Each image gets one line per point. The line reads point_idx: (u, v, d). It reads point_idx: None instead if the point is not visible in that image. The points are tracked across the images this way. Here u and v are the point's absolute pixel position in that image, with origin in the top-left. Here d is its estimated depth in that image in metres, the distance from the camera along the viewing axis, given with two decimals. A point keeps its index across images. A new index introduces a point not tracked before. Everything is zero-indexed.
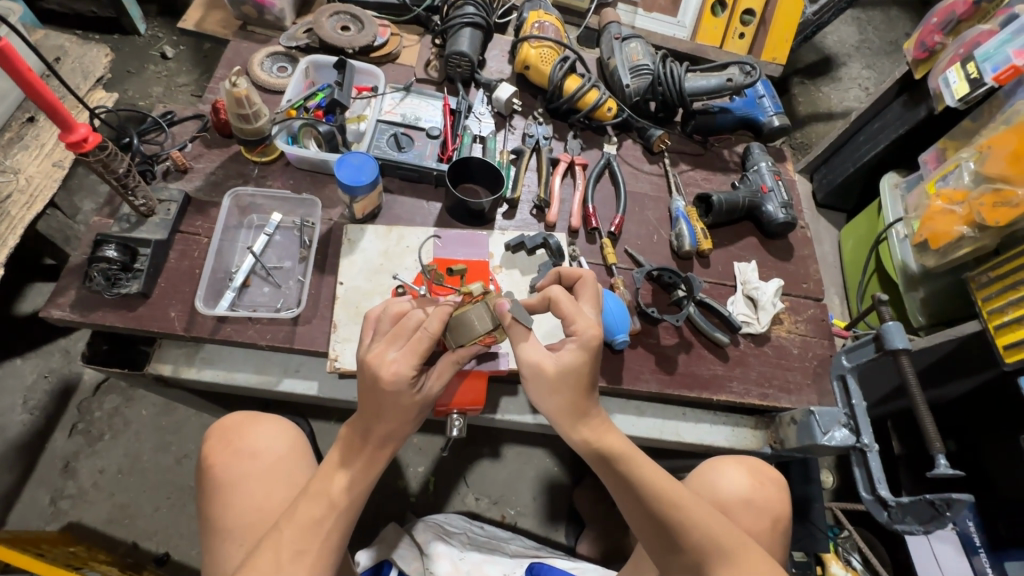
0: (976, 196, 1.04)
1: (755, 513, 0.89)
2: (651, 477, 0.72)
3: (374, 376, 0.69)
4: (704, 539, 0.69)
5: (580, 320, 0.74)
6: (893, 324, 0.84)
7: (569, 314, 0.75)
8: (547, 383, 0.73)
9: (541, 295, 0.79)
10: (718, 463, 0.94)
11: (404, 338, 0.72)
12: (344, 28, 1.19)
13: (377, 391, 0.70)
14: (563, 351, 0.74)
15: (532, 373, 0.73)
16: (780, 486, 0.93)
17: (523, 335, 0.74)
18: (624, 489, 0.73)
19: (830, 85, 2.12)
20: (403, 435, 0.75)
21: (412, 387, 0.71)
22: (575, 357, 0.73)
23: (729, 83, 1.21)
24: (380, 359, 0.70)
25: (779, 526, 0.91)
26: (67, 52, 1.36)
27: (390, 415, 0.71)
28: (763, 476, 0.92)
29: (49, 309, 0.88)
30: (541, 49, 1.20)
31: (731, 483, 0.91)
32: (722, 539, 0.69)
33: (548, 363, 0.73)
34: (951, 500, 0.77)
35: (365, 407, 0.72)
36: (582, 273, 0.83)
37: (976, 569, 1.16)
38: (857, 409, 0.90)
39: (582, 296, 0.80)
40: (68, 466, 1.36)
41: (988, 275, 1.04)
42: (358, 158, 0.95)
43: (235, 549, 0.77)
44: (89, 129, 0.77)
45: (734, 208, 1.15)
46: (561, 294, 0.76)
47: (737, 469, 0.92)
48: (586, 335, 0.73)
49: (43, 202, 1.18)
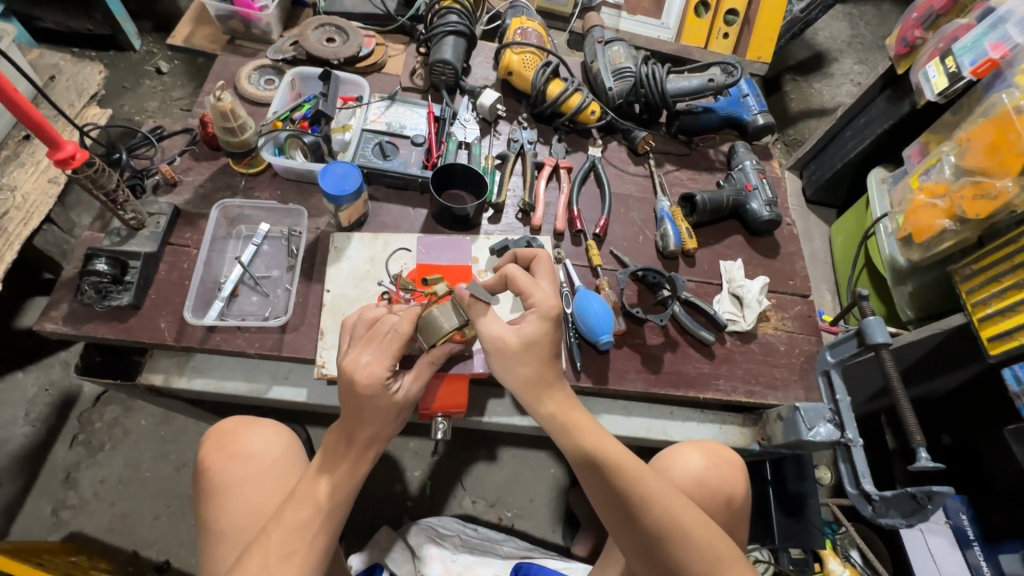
0: (957, 189, 1.04)
1: (711, 494, 0.90)
2: (618, 459, 0.73)
3: (350, 380, 0.71)
4: (666, 519, 0.71)
5: (538, 294, 0.75)
6: (873, 319, 0.86)
7: (526, 289, 0.76)
8: (511, 356, 0.74)
9: (499, 274, 0.80)
10: (676, 448, 0.94)
11: (379, 341, 0.73)
12: (329, 40, 1.21)
13: (354, 395, 0.71)
14: (524, 323, 0.75)
15: (494, 347, 0.74)
16: (737, 466, 0.94)
17: (482, 311, 0.75)
18: (591, 470, 0.74)
19: (822, 81, 2.13)
20: (386, 436, 0.76)
21: (388, 388, 0.72)
22: (537, 329, 0.74)
23: (711, 83, 1.22)
24: (356, 364, 0.71)
25: (734, 505, 0.92)
26: (62, 70, 1.39)
27: (370, 418, 0.72)
28: (718, 458, 0.93)
29: (42, 323, 0.90)
30: (524, 55, 1.22)
31: (687, 467, 0.91)
32: (684, 519, 0.71)
33: (511, 336, 0.75)
34: (933, 493, 0.78)
35: (346, 411, 0.73)
36: (536, 252, 0.84)
37: (969, 562, 1.17)
38: (841, 404, 0.93)
39: (539, 273, 0.81)
40: (69, 477, 1.38)
41: (971, 267, 1.04)
42: (342, 168, 0.97)
43: (228, 550, 0.78)
44: (77, 146, 0.79)
45: (718, 207, 1.16)
46: (517, 270, 0.76)
47: (694, 454, 0.93)
48: (544, 307, 0.75)
49: (39, 218, 1.21)
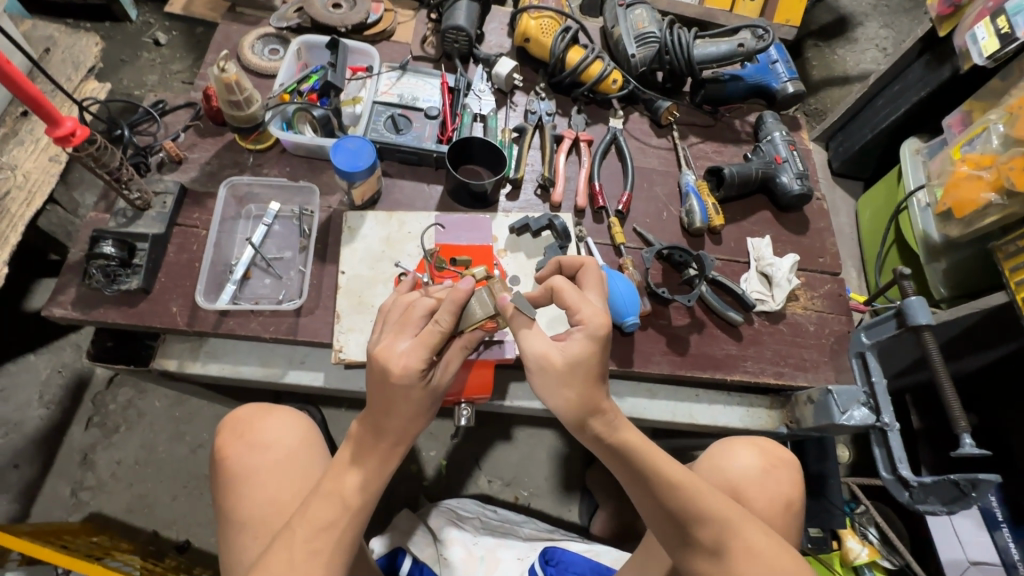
0: (1005, 160, 0.99)
1: (769, 497, 0.87)
2: (672, 477, 0.68)
3: (384, 370, 0.67)
4: (727, 537, 0.66)
5: (586, 309, 0.71)
6: (916, 299, 0.82)
7: (573, 304, 0.72)
8: (555, 375, 0.69)
9: (544, 285, 0.76)
10: (729, 445, 0.92)
11: (416, 329, 0.70)
12: (336, 6, 1.15)
13: (387, 384, 0.67)
14: (569, 340, 0.70)
15: (538, 365, 0.70)
16: (791, 468, 0.91)
17: (526, 324, 0.71)
18: (642, 488, 0.69)
19: (847, 46, 2.02)
20: (416, 431, 0.72)
21: (423, 379, 0.69)
22: (583, 347, 0.69)
23: (740, 48, 1.15)
24: (391, 352, 0.68)
25: (793, 508, 0.89)
26: (57, 42, 1.33)
27: (400, 410, 0.69)
28: (775, 459, 0.90)
29: (51, 308, 0.87)
30: (542, 20, 1.15)
31: (741, 464, 0.89)
32: (745, 537, 0.66)
33: (556, 355, 0.69)
34: (978, 481, 0.75)
35: (375, 400, 0.69)
36: (585, 261, 0.80)
37: (997, 543, 1.15)
38: (878, 386, 0.89)
39: (586, 284, 0.77)
40: (86, 458, 1.38)
41: (1015, 244, 1.00)
42: (354, 143, 0.92)
43: (251, 541, 0.76)
44: (76, 122, 0.74)
45: (746, 181, 1.10)
46: (564, 283, 0.73)
47: (748, 452, 0.90)
48: (592, 326, 0.69)
49: (42, 198, 1.17)
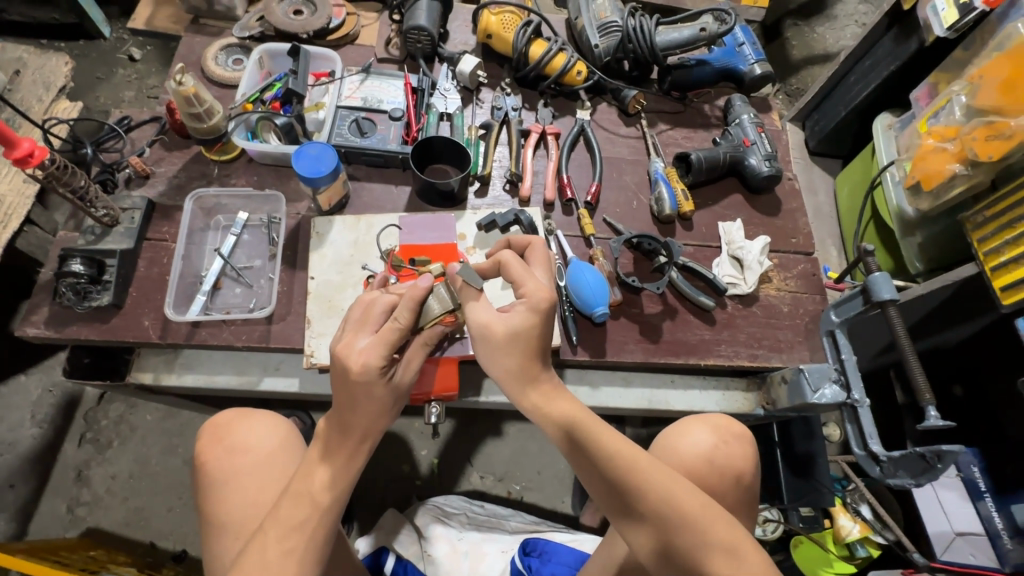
0: (968, 131, 0.99)
1: (720, 472, 0.89)
2: (609, 444, 0.68)
3: (345, 367, 0.68)
4: (663, 504, 0.65)
5: (530, 284, 0.73)
6: (879, 274, 0.82)
7: (518, 277, 0.73)
8: (494, 344, 0.71)
9: (493, 259, 0.78)
10: (683, 424, 0.93)
11: (375, 326, 0.71)
12: (297, 12, 1.15)
13: (348, 382, 0.69)
14: (512, 313, 0.72)
15: (480, 333, 0.72)
16: (744, 441, 0.92)
17: (473, 297, 0.74)
18: (581, 457, 0.69)
19: (825, 24, 2.01)
20: (381, 428, 0.73)
21: (384, 375, 0.69)
22: (523, 320, 0.71)
23: (703, 33, 1.14)
24: (351, 350, 0.69)
25: (743, 482, 0.90)
26: (27, 63, 1.33)
27: (364, 406, 0.69)
28: (728, 434, 0.91)
29: (24, 328, 0.88)
30: (503, 15, 1.15)
31: (695, 441, 0.90)
32: (683, 503, 0.65)
33: (497, 325, 0.72)
34: (944, 452, 0.75)
35: (339, 399, 0.70)
36: (532, 240, 0.81)
37: (981, 514, 1.15)
38: (847, 363, 0.89)
39: (533, 262, 0.78)
40: (81, 474, 1.40)
41: (983, 214, 1.00)
42: (316, 149, 0.93)
43: (231, 543, 0.78)
44: (34, 143, 0.75)
45: (714, 165, 1.10)
46: (510, 257, 0.74)
47: (702, 430, 0.91)
48: (534, 299, 0.72)
49: (18, 220, 1.18)
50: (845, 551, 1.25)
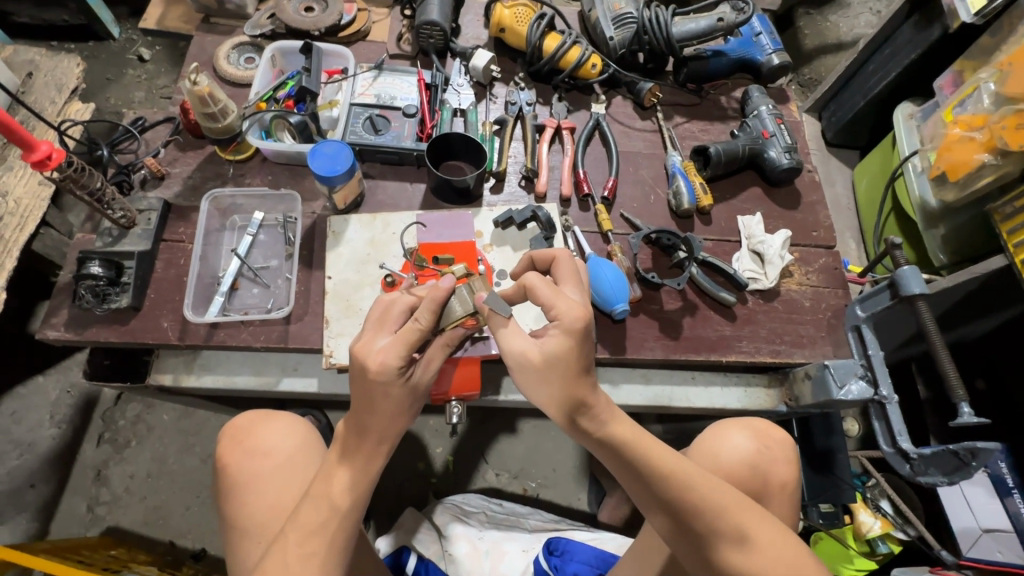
0: (997, 120, 0.97)
1: (762, 479, 0.87)
2: (647, 447, 0.69)
3: (363, 366, 0.68)
4: (704, 506, 0.67)
5: (561, 303, 0.69)
6: (908, 268, 0.80)
7: (549, 300, 0.69)
8: (534, 371, 0.69)
9: (517, 283, 0.74)
10: (722, 430, 0.92)
11: (395, 326, 0.71)
12: (308, 10, 1.14)
13: (366, 382, 0.68)
14: (546, 337, 0.69)
15: (517, 362, 0.69)
16: (787, 447, 0.91)
17: (502, 323, 0.70)
18: (620, 462, 0.70)
19: (838, 12, 1.97)
20: (399, 428, 0.72)
21: (402, 375, 0.69)
22: (559, 344, 0.67)
23: (720, 23, 1.12)
24: (370, 348, 0.68)
25: (787, 488, 0.89)
26: (38, 66, 1.33)
27: (382, 407, 0.69)
28: (768, 438, 0.91)
29: (44, 330, 0.88)
30: (516, 9, 1.13)
31: (735, 447, 0.89)
32: (724, 505, 0.67)
33: (533, 351, 0.69)
34: (978, 450, 0.72)
35: (357, 400, 0.70)
36: (556, 253, 0.78)
37: (1009, 510, 1.14)
38: (874, 359, 0.87)
39: (561, 278, 0.75)
40: (100, 474, 1.41)
41: (1012, 205, 0.98)
42: (332, 147, 0.92)
43: (253, 546, 0.78)
44: (51, 146, 0.75)
45: (733, 158, 1.08)
46: (535, 279, 0.71)
47: (742, 434, 0.91)
48: (567, 320, 0.68)
49: (34, 222, 1.18)
50: (865, 547, 1.23)
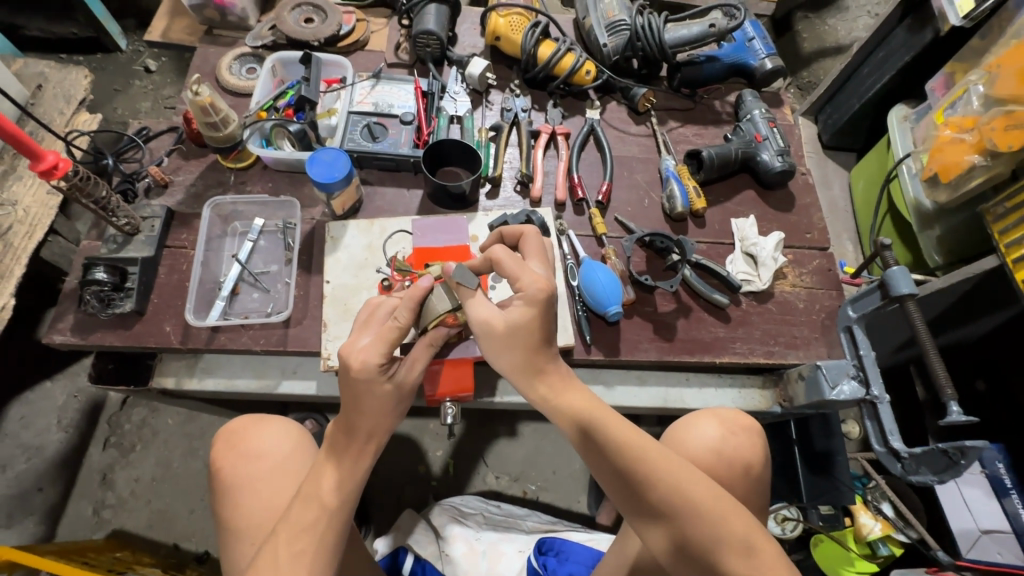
0: (986, 121, 0.98)
1: (747, 476, 0.89)
2: (618, 432, 0.68)
3: (346, 365, 0.70)
4: (674, 492, 0.65)
5: (525, 276, 0.72)
6: (897, 268, 0.81)
7: (513, 272, 0.73)
8: (497, 339, 0.72)
9: (484, 256, 0.77)
10: (693, 419, 0.92)
11: (377, 327, 0.73)
12: (308, 21, 1.16)
13: (350, 380, 0.70)
14: (511, 308, 0.72)
15: (481, 329, 0.72)
16: (753, 433, 0.91)
17: (469, 294, 0.73)
18: (592, 449, 0.69)
19: (836, 16, 1.98)
20: (388, 428, 0.74)
21: (385, 373, 0.71)
22: (522, 314, 0.71)
23: (712, 29, 1.13)
24: (353, 348, 0.71)
25: (752, 472, 0.90)
26: (48, 78, 1.36)
27: (368, 406, 0.70)
28: (735, 426, 0.91)
29: (51, 335, 0.90)
30: (511, 17, 1.15)
31: (703, 436, 0.89)
32: (696, 495, 0.64)
33: (497, 319, 0.72)
34: (966, 448, 0.74)
35: (345, 399, 0.72)
36: (524, 230, 0.81)
37: (1008, 511, 1.14)
38: (867, 360, 0.86)
39: (528, 253, 0.78)
40: (106, 477, 1.43)
41: (1004, 205, 0.98)
42: (329, 155, 0.94)
43: (247, 547, 0.79)
44: (58, 156, 0.77)
45: (726, 162, 1.10)
46: (502, 253, 0.73)
47: (709, 423, 0.91)
48: (530, 291, 0.71)
49: (43, 230, 1.21)
50: (866, 550, 1.23)
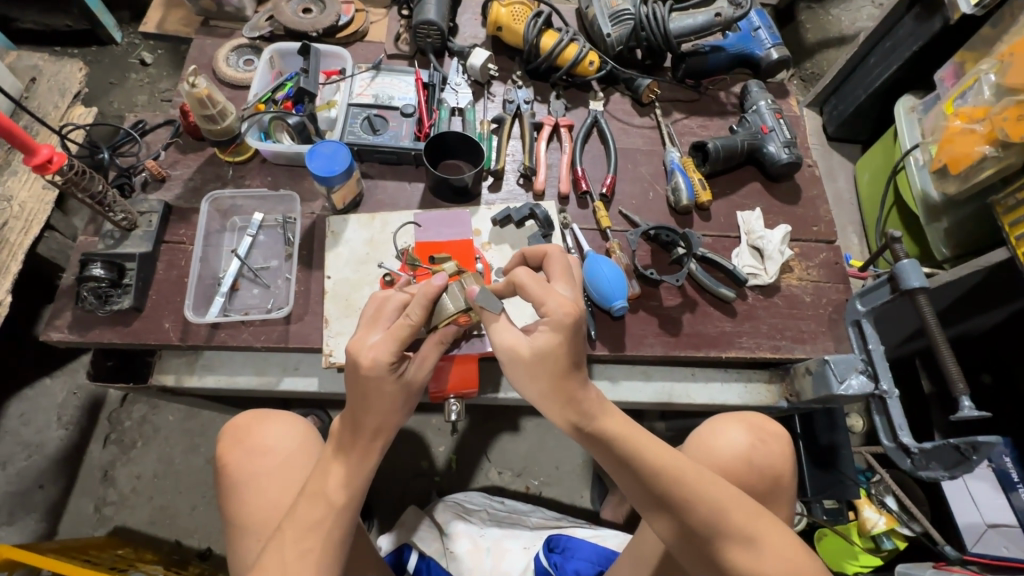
0: (998, 111, 0.96)
1: (759, 472, 0.87)
2: (653, 456, 0.68)
3: (355, 363, 0.68)
4: (712, 513, 0.66)
5: (551, 301, 0.68)
6: (907, 262, 0.80)
7: (538, 296, 0.69)
8: (523, 366, 0.69)
9: (508, 279, 0.73)
10: (718, 425, 0.92)
11: (386, 324, 0.71)
12: (306, 11, 1.14)
13: (359, 378, 0.68)
14: (537, 333, 0.69)
15: (508, 355, 0.70)
16: (782, 440, 0.91)
17: (493, 318, 0.71)
18: (626, 473, 0.69)
19: (840, 5, 1.96)
20: (394, 425, 0.73)
21: (395, 371, 0.69)
22: (549, 340, 0.67)
23: (717, 18, 1.11)
24: (363, 345, 0.69)
25: (782, 482, 0.88)
26: (42, 71, 1.34)
27: (376, 404, 0.69)
28: (765, 433, 0.90)
29: (48, 332, 0.89)
30: (512, 7, 1.13)
31: (731, 442, 0.89)
32: (733, 514, 0.66)
33: (523, 346, 0.69)
34: (978, 443, 0.73)
35: (352, 397, 0.70)
36: (547, 249, 0.78)
37: (1014, 505, 1.12)
38: (875, 353, 0.86)
39: (553, 275, 0.75)
40: (106, 475, 1.42)
41: (1015, 197, 0.97)
42: (330, 148, 0.92)
43: (253, 543, 0.79)
44: (52, 149, 0.75)
45: (732, 154, 1.08)
46: (526, 277, 0.70)
47: (737, 429, 0.91)
48: (557, 317, 0.67)
49: (39, 226, 1.20)
50: (869, 543, 1.24)
